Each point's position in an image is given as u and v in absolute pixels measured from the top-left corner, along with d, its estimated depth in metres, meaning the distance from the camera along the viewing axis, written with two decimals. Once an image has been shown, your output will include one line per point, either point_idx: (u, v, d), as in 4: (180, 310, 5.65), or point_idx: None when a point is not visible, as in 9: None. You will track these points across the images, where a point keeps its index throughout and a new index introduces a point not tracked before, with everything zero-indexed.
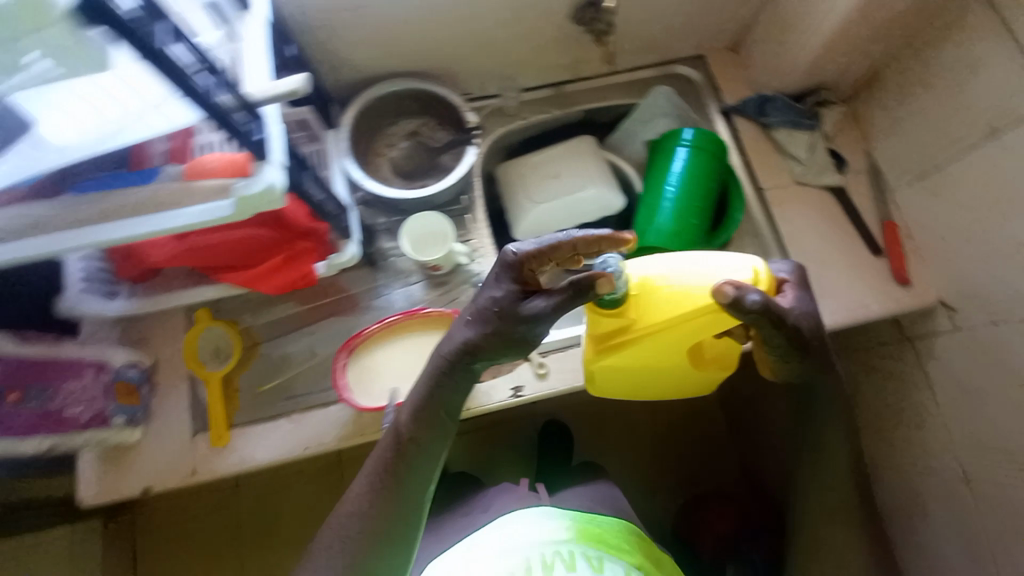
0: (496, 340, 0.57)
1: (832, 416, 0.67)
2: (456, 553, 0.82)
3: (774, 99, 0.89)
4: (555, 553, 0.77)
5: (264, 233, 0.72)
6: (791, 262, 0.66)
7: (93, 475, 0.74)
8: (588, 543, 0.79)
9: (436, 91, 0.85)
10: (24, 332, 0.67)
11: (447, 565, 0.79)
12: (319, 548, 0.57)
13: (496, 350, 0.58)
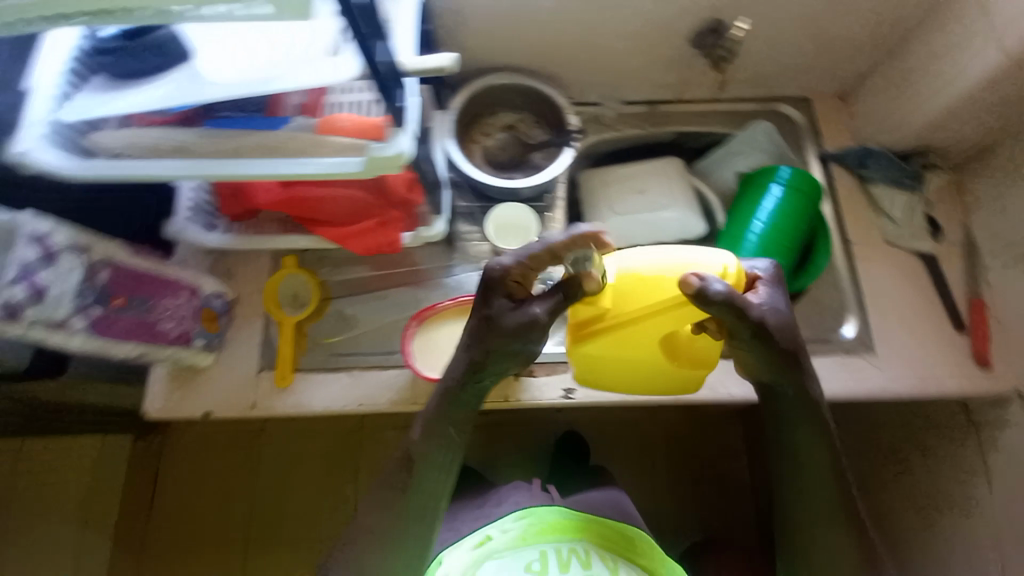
0: (496, 353, 0.62)
1: (813, 437, 0.65)
2: (475, 541, 0.83)
3: (878, 154, 0.87)
4: (572, 550, 0.80)
5: (364, 196, 0.77)
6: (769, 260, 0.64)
7: (162, 389, 0.78)
8: (604, 546, 0.82)
9: (542, 89, 0.87)
10: (134, 243, 0.68)
11: (466, 552, 0.81)
12: (357, 533, 0.65)
13: (499, 362, 0.63)
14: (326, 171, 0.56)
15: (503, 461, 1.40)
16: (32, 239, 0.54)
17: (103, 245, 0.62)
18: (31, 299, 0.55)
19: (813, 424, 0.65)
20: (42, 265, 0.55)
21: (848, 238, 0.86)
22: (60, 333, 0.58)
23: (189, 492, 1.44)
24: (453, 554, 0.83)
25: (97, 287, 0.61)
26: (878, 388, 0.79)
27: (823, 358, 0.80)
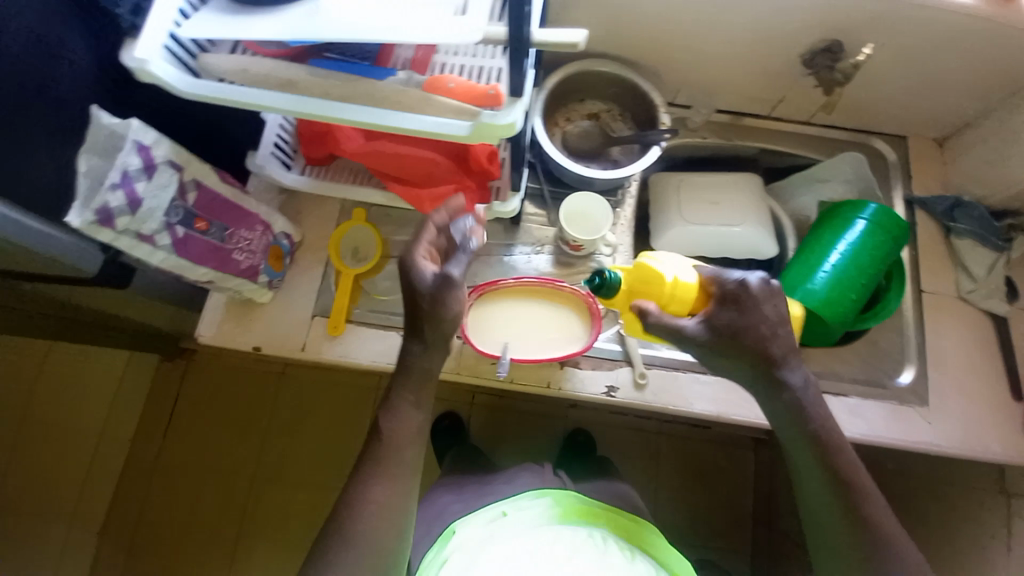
0: (433, 323, 0.60)
1: (798, 442, 0.62)
2: (491, 515, 0.81)
3: (968, 207, 0.84)
4: (592, 536, 0.81)
5: (448, 161, 0.77)
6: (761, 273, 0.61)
7: (216, 315, 0.80)
8: (619, 534, 0.83)
9: (637, 81, 0.84)
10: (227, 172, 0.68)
11: (485, 525, 0.80)
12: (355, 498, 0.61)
13: (436, 330, 0.61)
14: (432, 130, 0.56)
15: (514, 444, 1.42)
16: (135, 147, 0.54)
17: (195, 166, 0.62)
18: (127, 208, 0.54)
19: (797, 421, 0.62)
20: (141, 175, 0.55)
21: (919, 288, 0.84)
22: (145, 246, 0.58)
23: (205, 418, 1.49)
24: (469, 525, 0.80)
25: (186, 206, 0.61)
26: (925, 442, 0.78)
27: (873, 403, 0.79)
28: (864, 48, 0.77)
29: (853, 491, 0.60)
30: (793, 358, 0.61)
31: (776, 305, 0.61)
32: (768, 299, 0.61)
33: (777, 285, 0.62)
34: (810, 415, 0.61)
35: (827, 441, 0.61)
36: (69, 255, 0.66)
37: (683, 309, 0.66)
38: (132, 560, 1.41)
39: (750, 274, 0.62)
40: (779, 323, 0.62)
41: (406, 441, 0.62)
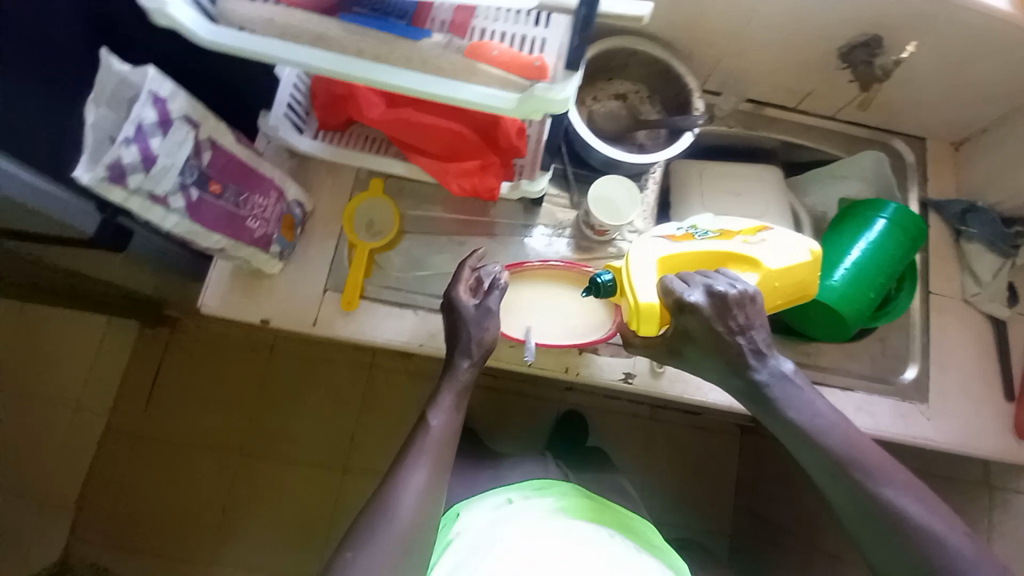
0: (482, 350, 0.70)
1: (789, 434, 0.63)
2: (495, 505, 0.79)
3: (981, 211, 0.86)
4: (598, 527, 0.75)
5: (475, 135, 0.73)
6: (703, 297, 0.60)
7: (223, 286, 0.76)
8: (626, 532, 0.77)
9: (671, 62, 0.83)
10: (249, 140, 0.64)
11: (487, 516, 0.76)
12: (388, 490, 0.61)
13: (484, 357, 0.70)
14: (480, 101, 0.53)
15: (509, 424, 1.43)
16: (150, 98, 0.49)
17: (211, 124, 0.57)
18: (141, 166, 0.49)
19: (782, 413, 0.63)
20: (156, 130, 0.50)
21: (927, 289, 0.87)
22: (157, 209, 0.54)
23: (188, 392, 1.43)
24: (473, 514, 0.78)
25: (201, 167, 0.57)
26: (920, 437, 0.81)
27: (876, 398, 0.81)
28: (906, 47, 0.77)
29: (859, 467, 0.59)
30: (757, 357, 0.64)
31: (735, 316, 0.62)
32: (724, 313, 0.62)
33: (730, 296, 0.61)
34: (792, 406, 0.63)
35: (821, 428, 0.61)
36: (61, 212, 0.63)
37: (652, 331, 0.66)
38: (111, 533, 1.36)
39: (698, 295, 0.61)
40: (744, 327, 0.63)
41: (448, 439, 0.66)
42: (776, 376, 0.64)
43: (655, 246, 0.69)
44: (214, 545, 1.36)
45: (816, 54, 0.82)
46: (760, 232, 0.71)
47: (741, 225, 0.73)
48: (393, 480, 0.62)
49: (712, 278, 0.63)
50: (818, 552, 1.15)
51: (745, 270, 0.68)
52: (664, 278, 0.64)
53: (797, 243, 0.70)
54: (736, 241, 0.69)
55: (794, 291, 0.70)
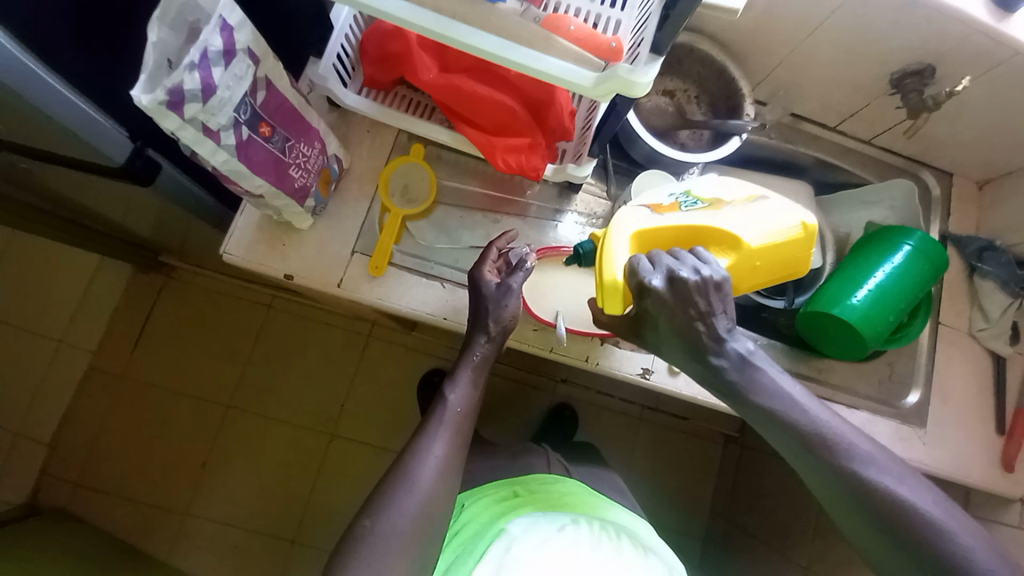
0: (501, 337, 0.69)
1: (760, 418, 0.62)
2: (499, 496, 0.78)
3: (997, 251, 0.89)
4: (602, 527, 0.73)
5: (526, 112, 0.71)
6: (658, 283, 0.61)
7: (249, 234, 0.74)
8: (630, 536, 0.74)
9: (726, 64, 0.84)
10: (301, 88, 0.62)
11: (492, 506, 0.76)
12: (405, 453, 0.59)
13: (500, 345, 0.69)
14: (557, 73, 0.53)
15: (504, 409, 1.43)
16: (218, 25, 0.47)
17: (270, 62, 0.55)
18: (200, 95, 0.47)
19: (745, 398, 0.63)
20: (220, 60, 0.48)
21: (938, 320, 0.89)
22: (208, 142, 0.51)
23: (176, 341, 1.39)
24: (476, 504, 0.78)
25: (254, 105, 0.54)
26: (914, 459, 0.83)
27: (880, 419, 0.84)
28: (962, 80, 0.78)
29: (846, 452, 0.58)
30: (717, 342, 0.63)
31: (696, 302, 0.61)
32: (683, 299, 0.62)
33: (691, 283, 0.61)
34: (754, 390, 0.62)
35: (788, 412, 0.61)
36: (100, 140, 0.64)
37: (616, 309, 0.68)
38: (82, 477, 1.32)
39: (660, 279, 0.62)
40: (705, 314, 0.62)
41: (467, 416, 0.65)
42: (736, 362, 0.64)
43: (635, 218, 0.68)
44: (188, 499, 1.33)
45: (869, 75, 0.83)
46: (750, 205, 0.67)
47: (738, 191, 0.69)
48: (411, 446, 0.61)
49: (679, 261, 0.63)
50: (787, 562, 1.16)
51: (722, 250, 0.67)
52: (631, 260, 0.64)
53: (787, 218, 0.66)
54: (720, 215, 0.67)
55: (779, 268, 0.68)
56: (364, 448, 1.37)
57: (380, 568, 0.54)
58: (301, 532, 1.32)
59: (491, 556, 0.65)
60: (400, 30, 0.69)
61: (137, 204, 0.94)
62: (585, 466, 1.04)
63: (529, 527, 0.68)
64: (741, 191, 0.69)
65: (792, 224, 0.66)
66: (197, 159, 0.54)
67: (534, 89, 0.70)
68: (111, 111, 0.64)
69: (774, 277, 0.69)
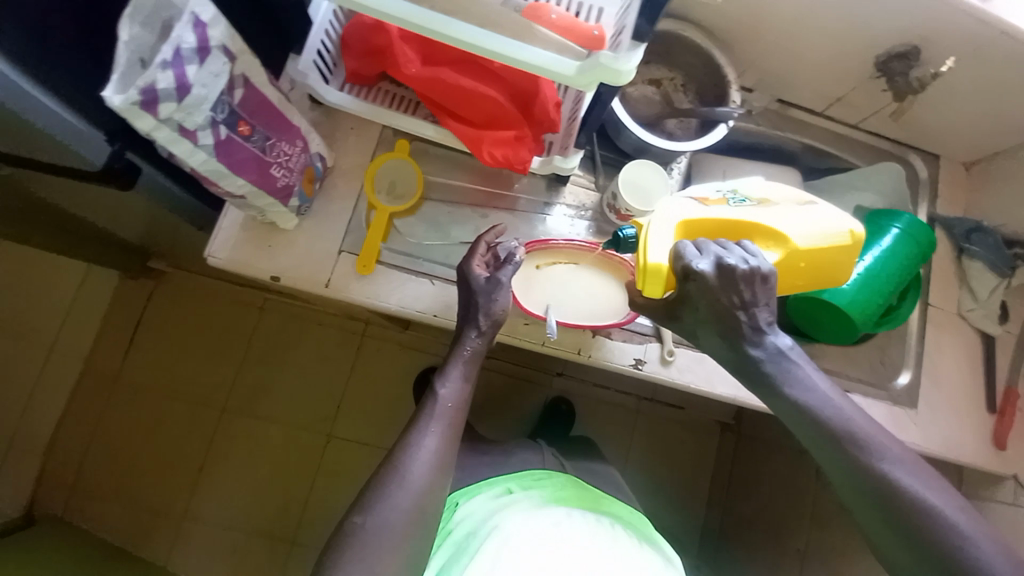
0: (491, 332, 0.68)
1: (790, 412, 0.63)
2: (495, 491, 0.79)
3: (985, 233, 0.89)
4: (597, 520, 0.74)
5: (511, 105, 0.70)
6: (706, 266, 0.61)
7: (234, 235, 0.73)
8: (625, 528, 0.75)
9: (713, 52, 0.83)
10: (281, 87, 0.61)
11: (489, 504, 0.76)
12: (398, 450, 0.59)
13: (490, 340, 0.69)
14: (542, 64, 0.52)
15: (499, 405, 1.43)
16: (191, 21, 0.46)
17: (248, 59, 0.54)
18: (175, 93, 0.46)
19: (779, 390, 0.63)
20: (194, 57, 0.47)
21: (927, 302, 0.89)
22: (185, 142, 0.50)
23: (169, 345, 1.38)
24: (471, 500, 0.78)
25: (232, 103, 0.53)
26: (908, 441, 0.83)
27: (872, 401, 0.84)
28: (947, 60, 0.78)
29: (874, 450, 0.58)
30: (757, 333, 0.64)
31: (740, 290, 0.62)
32: (729, 285, 0.62)
33: (738, 272, 0.62)
34: (788, 382, 0.63)
35: (821, 409, 0.61)
36: (76, 141, 0.63)
37: (656, 292, 0.66)
38: (78, 483, 1.31)
39: (706, 264, 0.62)
40: (748, 303, 0.63)
41: (459, 410, 0.64)
42: (772, 353, 0.64)
43: (683, 206, 0.68)
44: (185, 503, 1.32)
45: (856, 58, 0.83)
46: (800, 207, 0.67)
47: (787, 196, 0.70)
48: (403, 444, 0.61)
49: (727, 251, 0.63)
50: (786, 546, 1.16)
51: (769, 246, 0.66)
52: (677, 245, 0.63)
53: (837, 223, 0.66)
54: (769, 213, 0.67)
55: (824, 275, 0.68)
56: (361, 448, 1.37)
57: (373, 563, 0.54)
58: (301, 532, 1.32)
59: (485, 552, 0.65)
60: (381, 23, 0.68)
61: (120, 208, 0.92)
62: (583, 461, 1.04)
63: (524, 523, 0.69)
64: (791, 197, 0.70)
65: (841, 229, 0.66)
66: (175, 159, 0.53)
67: (519, 81, 0.70)
68: (86, 113, 0.63)
69: (817, 283, 0.69)
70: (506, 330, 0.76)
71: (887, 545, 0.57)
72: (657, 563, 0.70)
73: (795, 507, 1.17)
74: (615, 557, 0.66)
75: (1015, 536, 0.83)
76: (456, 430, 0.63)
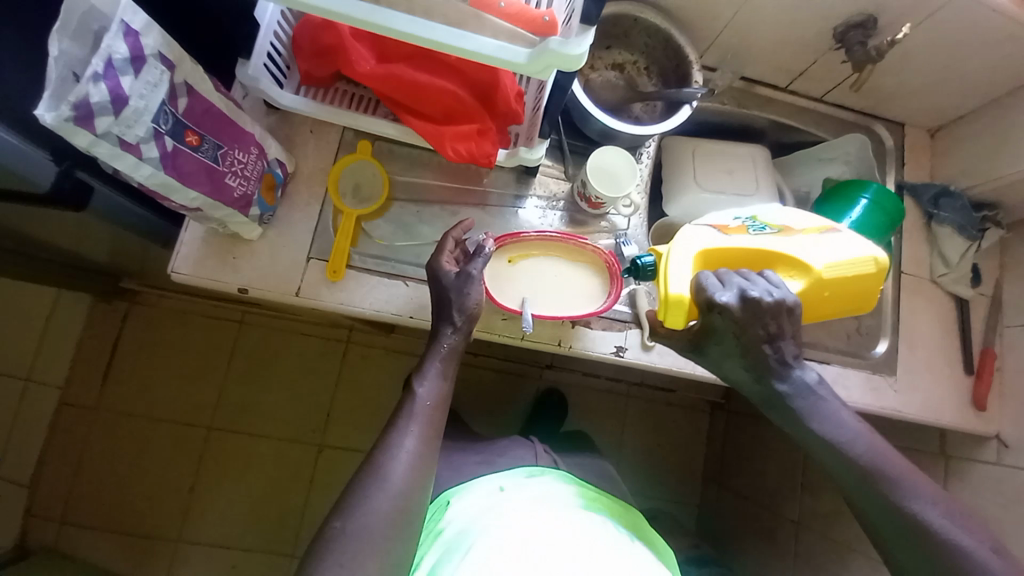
0: (467, 327, 0.67)
1: (817, 447, 0.64)
2: (486, 488, 0.78)
3: (953, 197, 0.90)
4: (590, 518, 0.73)
5: (470, 97, 0.69)
6: (730, 297, 0.61)
7: (196, 249, 0.71)
8: (619, 526, 0.75)
9: (672, 32, 0.83)
10: (230, 93, 0.59)
11: (481, 502, 0.74)
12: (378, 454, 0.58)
13: (466, 335, 0.68)
14: (491, 54, 0.51)
15: (490, 403, 1.42)
16: (121, 30, 0.44)
17: (188, 65, 0.52)
18: (110, 106, 0.44)
19: (805, 424, 0.65)
20: (128, 67, 0.45)
21: (900, 269, 0.90)
22: (128, 157, 0.49)
23: (150, 366, 1.35)
24: (463, 498, 0.77)
25: (176, 113, 0.52)
26: (889, 408, 0.84)
27: (850, 371, 0.85)
28: (902, 28, 0.79)
29: (906, 489, 0.59)
30: (786, 367, 0.66)
31: (767, 323, 0.63)
32: (755, 318, 0.62)
33: (764, 304, 0.62)
34: (814, 416, 0.65)
35: (852, 445, 0.62)
36: (19, 162, 0.61)
37: (679, 323, 0.66)
38: (67, 513, 1.29)
39: (730, 296, 0.62)
40: (773, 336, 0.64)
41: (438, 408, 0.64)
42: (798, 387, 0.66)
43: (701, 236, 0.68)
44: (178, 525, 1.30)
45: (814, 31, 0.83)
46: (822, 235, 0.68)
47: (807, 223, 0.71)
48: (382, 447, 0.60)
49: (750, 282, 0.63)
50: (780, 518, 1.18)
51: (794, 275, 0.67)
52: (698, 276, 0.64)
53: (863, 251, 0.67)
54: (793, 242, 0.67)
55: (852, 301, 0.69)
56: (353, 455, 1.35)
57: (353, 568, 0.53)
58: (299, 545, 1.31)
59: (477, 546, 0.65)
60: (331, 22, 0.66)
61: (83, 229, 0.90)
62: (574, 455, 1.03)
63: (518, 521, 0.69)
64: (811, 224, 0.71)
65: (867, 257, 0.67)
66: (122, 175, 0.52)
67: (476, 73, 0.68)
68: (29, 132, 0.61)
69: (845, 309, 0.71)
70: (484, 327, 0.75)
71: (863, 499, 0.61)
72: (648, 559, 0.70)
73: (787, 480, 1.18)
74: (609, 556, 0.66)
75: (999, 492, 0.84)
76: (438, 430, 0.63)
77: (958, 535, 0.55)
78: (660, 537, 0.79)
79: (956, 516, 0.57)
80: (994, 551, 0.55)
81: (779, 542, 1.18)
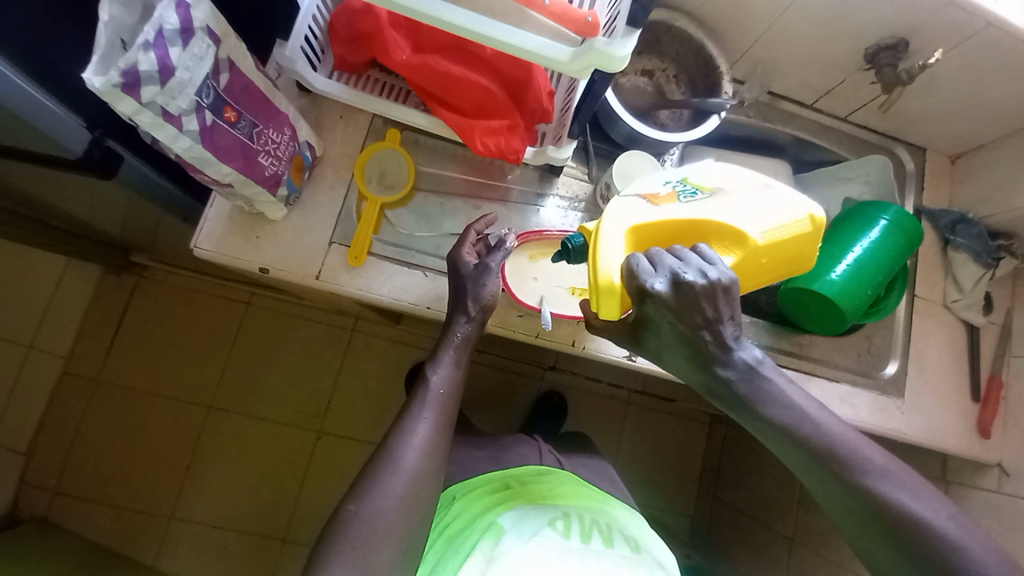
0: (481, 324, 0.68)
1: (769, 431, 0.60)
2: (490, 486, 0.78)
3: (970, 224, 0.91)
4: (594, 524, 0.73)
5: (501, 95, 0.69)
6: (661, 286, 0.56)
7: (221, 226, 0.71)
8: (623, 531, 0.74)
9: (705, 42, 0.83)
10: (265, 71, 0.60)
11: (483, 500, 0.75)
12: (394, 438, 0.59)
13: (479, 331, 0.68)
14: (536, 49, 0.52)
15: (491, 401, 1.42)
16: (173, 1, 0.44)
17: (232, 42, 0.53)
18: (157, 76, 0.44)
19: (755, 410, 0.61)
20: (177, 38, 0.45)
21: (914, 292, 0.91)
22: (168, 128, 0.49)
23: (153, 342, 1.35)
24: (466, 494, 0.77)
25: (218, 88, 0.52)
26: (895, 428, 0.85)
27: (859, 391, 0.85)
28: (933, 52, 0.79)
29: (857, 466, 0.56)
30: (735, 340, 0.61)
31: (703, 308, 0.58)
32: (689, 303, 0.58)
33: (697, 287, 0.57)
34: (763, 402, 0.60)
35: (800, 426, 0.59)
36: (54, 127, 0.61)
37: (613, 313, 0.61)
38: (61, 485, 1.28)
39: (663, 282, 0.57)
40: (712, 321, 0.59)
41: (450, 397, 0.64)
42: (743, 371, 0.61)
43: (629, 211, 0.63)
44: (172, 503, 1.30)
45: (845, 50, 0.84)
46: (756, 194, 0.63)
47: (739, 178, 0.64)
48: (395, 433, 0.60)
49: (682, 262, 0.58)
50: (775, 534, 1.19)
51: (728, 247, 0.62)
52: (630, 259, 0.58)
53: (794, 209, 0.62)
54: (721, 210, 0.62)
55: (785, 263, 0.64)
56: (353, 444, 1.35)
57: (366, 551, 0.53)
58: (292, 531, 1.30)
59: (480, 550, 0.65)
60: (372, 9, 0.67)
61: (105, 199, 0.90)
62: (575, 456, 1.03)
63: (519, 522, 0.69)
64: (743, 176, 0.64)
65: (800, 215, 0.62)
66: (157, 146, 0.52)
67: (510, 69, 0.68)
68: (65, 98, 0.62)
69: (778, 273, 0.66)
70: (502, 323, 0.76)
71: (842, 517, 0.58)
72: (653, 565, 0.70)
73: (784, 495, 1.18)
74: (607, 563, 0.66)
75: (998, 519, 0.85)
76: (452, 419, 0.63)
77: (915, 504, 0.53)
78: (659, 538, 0.79)
79: (909, 486, 0.54)
80: (951, 517, 0.53)
81: (771, 556, 1.19)
